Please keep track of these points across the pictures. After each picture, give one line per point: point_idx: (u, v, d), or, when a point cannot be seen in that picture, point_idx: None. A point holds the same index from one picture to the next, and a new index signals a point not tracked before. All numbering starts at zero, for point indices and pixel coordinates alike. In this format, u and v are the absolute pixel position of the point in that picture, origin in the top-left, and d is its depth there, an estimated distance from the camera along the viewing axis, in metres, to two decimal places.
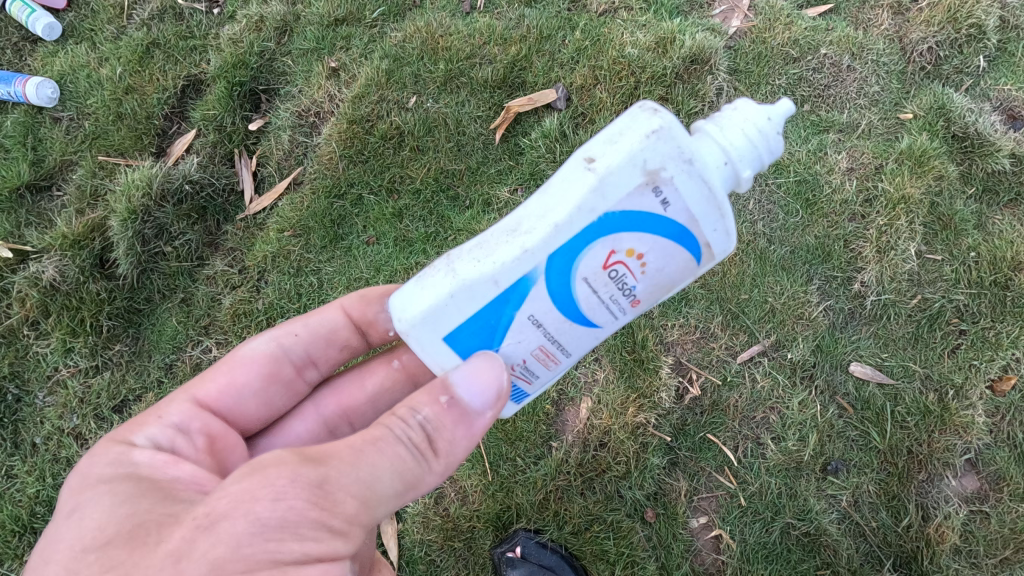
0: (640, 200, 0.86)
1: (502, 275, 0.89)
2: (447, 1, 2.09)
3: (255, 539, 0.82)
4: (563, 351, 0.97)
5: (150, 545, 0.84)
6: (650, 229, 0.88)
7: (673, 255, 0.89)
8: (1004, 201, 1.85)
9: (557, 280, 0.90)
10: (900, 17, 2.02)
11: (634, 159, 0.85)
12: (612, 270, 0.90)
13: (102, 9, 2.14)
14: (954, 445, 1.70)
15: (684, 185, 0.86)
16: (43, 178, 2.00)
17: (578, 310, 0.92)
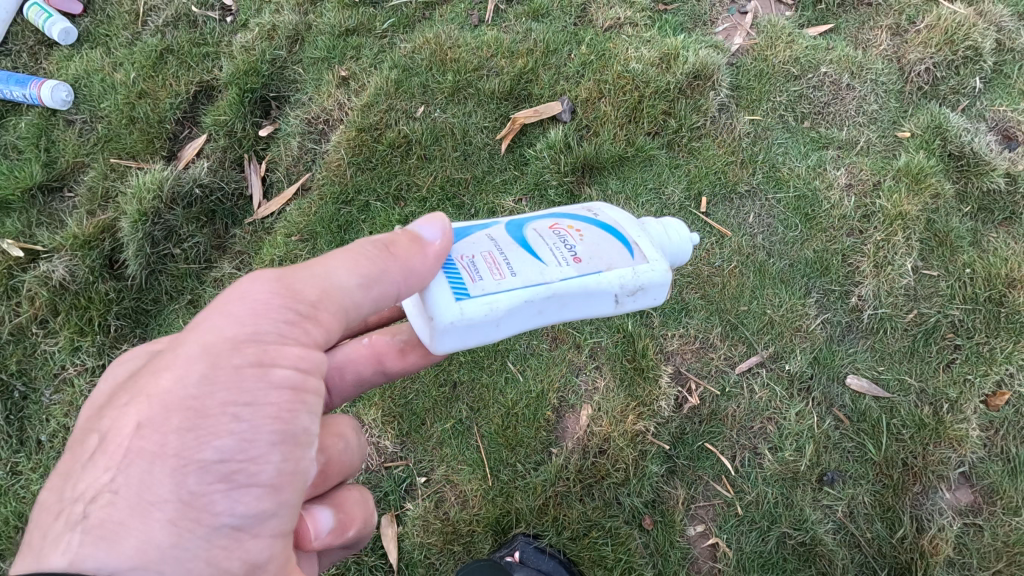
0: (584, 212, 1.24)
1: (477, 218, 1.20)
2: (457, 15, 2.14)
3: (234, 327, 0.90)
4: (511, 260, 1.08)
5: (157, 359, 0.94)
6: (589, 222, 1.20)
7: (605, 238, 1.17)
8: (999, 219, 1.89)
9: (517, 226, 1.17)
10: (898, 37, 2.07)
11: (580, 207, 1.29)
12: (558, 231, 1.16)
13: (117, 16, 2.18)
14: (948, 458, 1.73)
15: (611, 212, 1.25)
16: (55, 179, 2.03)
17: (527, 242, 1.13)
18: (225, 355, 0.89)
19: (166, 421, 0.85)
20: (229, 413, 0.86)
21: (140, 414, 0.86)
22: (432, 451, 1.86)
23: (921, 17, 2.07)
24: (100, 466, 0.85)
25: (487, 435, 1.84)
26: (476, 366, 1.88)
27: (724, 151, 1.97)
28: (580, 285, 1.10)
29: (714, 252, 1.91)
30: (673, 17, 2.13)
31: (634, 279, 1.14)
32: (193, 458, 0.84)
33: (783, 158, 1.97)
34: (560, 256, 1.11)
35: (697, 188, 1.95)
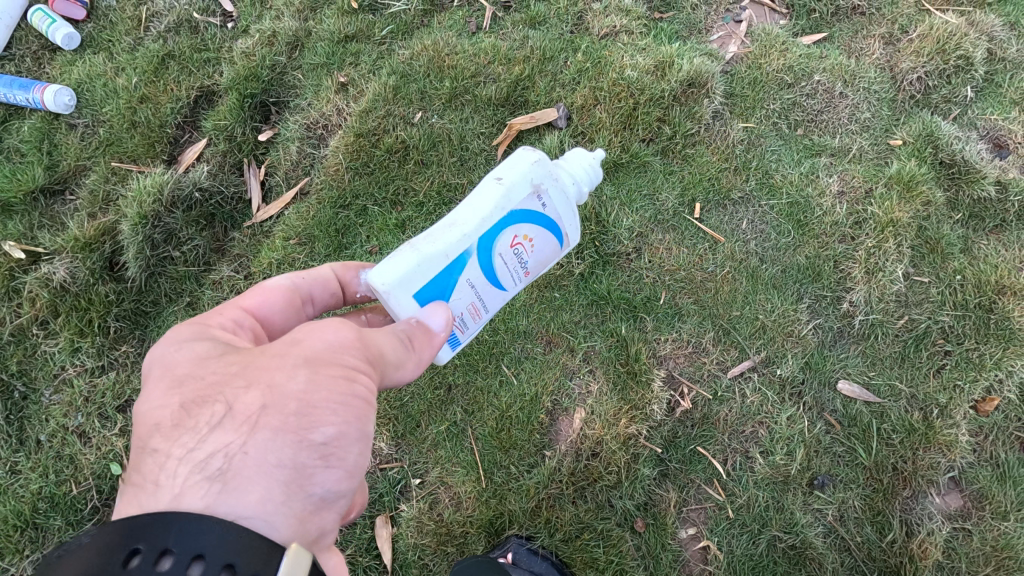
0: (531, 202, 1.24)
1: (450, 249, 1.15)
2: (454, 22, 2.17)
3: (325, 350, 0.95)
4: (485, 298, 1.25)
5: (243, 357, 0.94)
6: (536, 221, 1.26)
7: (548, 236, 1.29)
8: (989, 227, 1.90)
9: (485, 255, 1.20)
10: (891, 46, 2.09)
11: (526, 177, 1.23)
12: (516, 248, 1.24)
13: (120, 21, 2.21)
14: (938, 463, 1.74)
15: (554, 194, 1.27)
16: (57, 183, 2.06)
17: (494, 272, 1.23)
18: (327, 360, 0.94)
19: (285, 402, 0.88)
20: (336, 405, 0.91)
21: (257, 395, 0.89)
22: (427, 453, 1.88)
23: (913, 27, 2.10)
24: (218, 428, 0.86)
25: (481, 438, 1.86)
26: (471, 369, 1.90)
27: (718, 158, 1.99)
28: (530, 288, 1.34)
29: (708, 257, 1.93)
30: (669, 25, 2.16)
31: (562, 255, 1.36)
32: (304, 437, 0.88)
33: (776, 165, 1.99)
34: (517, 273, 1.27)
35: (691, 194, 1.98)
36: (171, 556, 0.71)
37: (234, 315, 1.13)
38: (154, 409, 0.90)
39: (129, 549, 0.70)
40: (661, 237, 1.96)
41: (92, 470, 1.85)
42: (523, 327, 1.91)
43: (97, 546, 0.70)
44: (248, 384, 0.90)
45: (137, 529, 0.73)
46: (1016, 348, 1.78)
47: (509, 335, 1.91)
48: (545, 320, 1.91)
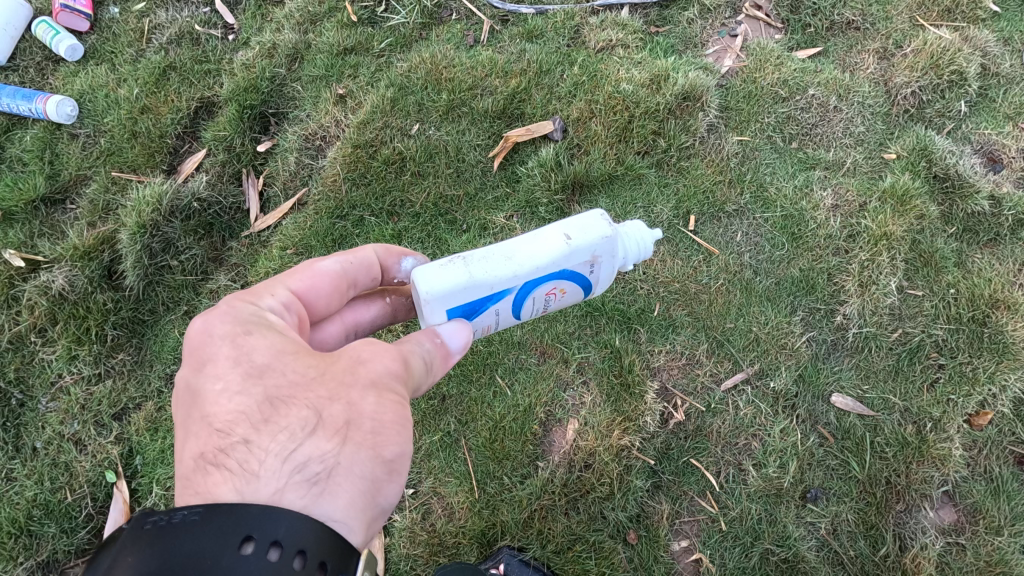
0: (582, 264, 1.24)
1: (496, 284, 1.16)
2: (452, 35, 2.20)
3: (389, 371, 0.97)
4: (501, 326, 1.28)
5: (313, 366, 0.95)
6: (577, 281, 1.26)
7: (580, 294, 1.30)
8: (984, 240, 1.91)
9: (521, 296, 1.22)
10: (885, 61, 2.11)
11: (590, 247, 1.22)
12: (549, 296, 1.25)
13: (123, 34, 2.24)
14: (931, 477, 1.74)
15: (604, 267, 1.27)
16: (58, 192, 2.08)
17: (520, 309, 1.25)
18: (390, 384, 0.96)
19: (356, 419, 0.91)
20: (398, 425, 0.94)
21: (339, 409, 0.91)
22: (420, 463, 1.88)
23: (907, 42, 2.11)
24: (307, 433, 0.88)
25: (474, 448, 1.87)
26: (465, 380, 1.91)
27: (712, 171, 2.01)
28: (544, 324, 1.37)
29: (702, 269, 1.94)
30: (665, 39, 2.19)
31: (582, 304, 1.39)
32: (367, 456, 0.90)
33: (771, 178, 2.00)
34: (536, 314, 1.30)
35: (685, 207, 1.99)
36: (279, 550, 0.72)
37: (284, 297, 1.12)
38: (228, 400, 0.91)
39: (241, 535, 0.71)
40: (655, 249, 1.97)
41: (87, 478, 1.86)
42: (517, 338, 1.93)
43: (214, 528, 0.70)
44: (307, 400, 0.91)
45: (248, 517, 0.73)
46: (1009, 361, 1.78)
47: (504, 346, 1.92)
48: (539, 331, 1.93)
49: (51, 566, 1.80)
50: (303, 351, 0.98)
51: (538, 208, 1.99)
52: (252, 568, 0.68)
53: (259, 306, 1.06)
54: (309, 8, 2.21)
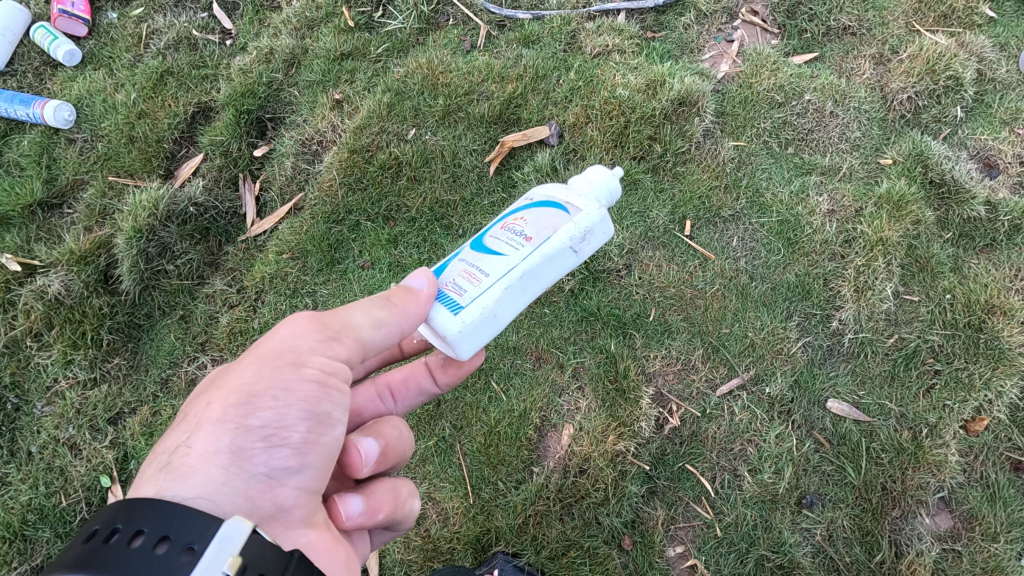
0: (523, 201, 1.36)
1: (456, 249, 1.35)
2: (449, 40, 2.20)
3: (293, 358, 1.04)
4: (480, 269, 1.22)
5: (231, 376, 1.04)
6: (533, 206, 1.32)
7: (546, 213, 1.30)
8: (980, 246, 1.91)
9: (478, 241, 1.31)
10: (881, 67, 2.11)
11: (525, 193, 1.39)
12: (508, 227, 1.29)
13: (121, 39, 2.25)
14: (927, 483, 1.74)
15: (546, 188, 1.36)
16: (55, 196, 2.09)
17: (486, 246, 1.27)
18: (288, 368, 1.02)
19: (258, 383, 1.00)
20: (300, 379, 1.02)
21: (243, 406, 0.98)
22: (415, 468, 1.88)
23: (903, 47, 2.11)
24: (213, 431, 0.96)
25: (469, 453, 1.87)
26: (460, 385, 1.90)
27: (708, 176, 2.01)
28: (540, 263, 1.25)
29: (697, 275, 1.94)
30: (661, 44, 2.19)
31: (579, 243, 1.28)
32: (262, 415, 0.98)
33: (767, 184, 2.01)
34: (511, 241, 1.25)
35: (681, 212, 1.99)
36: (169, 543, 0.71)
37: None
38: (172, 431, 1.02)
39: (132, 529, 0.72)
40: (651, 254, 1.97)
41: (82, 483, 1.86)
42: (512, 342, 1.92)
43: (109, 529, 0.72)
44: (219, 386, 1.03)
45: (143, 515, 0.74)
46: (1005, 367, 1.77)
47: (499, 351, 1.92)
48: (535, 336, 1.92)
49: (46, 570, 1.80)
50: (228, 371, 1.07)
51: None
52: (137, 559, 0.68)
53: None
54: (306, 13, 2.22)
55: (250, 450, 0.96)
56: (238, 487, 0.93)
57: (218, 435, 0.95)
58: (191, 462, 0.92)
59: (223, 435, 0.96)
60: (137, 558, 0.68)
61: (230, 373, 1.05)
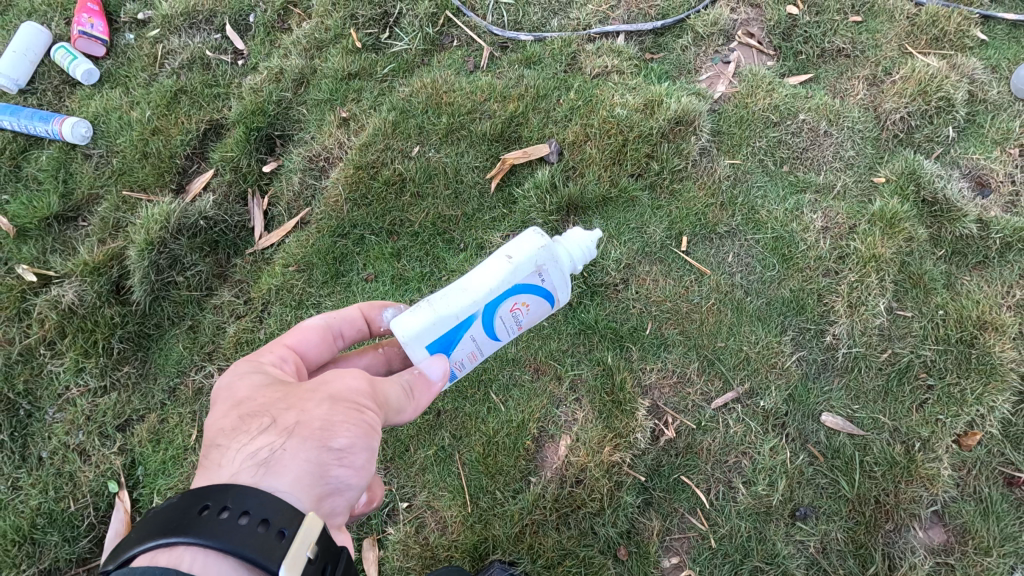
0: (532, 277, 1.35)
1: (461, 313, 1.30)
2: (453, 61, 2.28)
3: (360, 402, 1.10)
4: (481, 350, 1.38)
5: (302, 399, 1.07)
6: (538, 292, 1.37)
7: (545, 307, 1.40)
8: (972, 263, 1.95)
9: (488, 319, 1.34)
10: (875, 87, 2.16)
11: (531, 259, 1.34)
12: (515, 313, 1.36)
13: (137, 59, 2.34)
14: (921, 496, 1.76)
15: (552, 270, 1.37)
16: (71, 210, 2.16)
17: (493, 330, 1.36)
18: (356, 408, 1.08)
19: (336, 416, 1.05)
20: (364, 421, 1.08)
21: (318, 429, 1.03)
22: (415, 478, 1.92)
23: (896, 69, 2.17)
24: (292, 448, 1.00)
25: (468, 463, 1.90)
26: (460, 396, 1.94)
27: (705, 193, 2.05)
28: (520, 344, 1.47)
29: (693, 289, 1.98)
30: (659, 65, 2.25)
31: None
32: (339, 441, 1.04)
33: (762, 201, 2.05)
34: (511, 334, 1.40)
35: (678, 228, 2.03)
36: (267, 526, 0.86)
37: (282, 354, 1.30)
38: (232, 436, 1.03)
39: (239, 510, 0.86)
40: (648, 269, 2.01)
41: (90, 488, 1.90)
42: (511, 354, 1.96)
43: (218, 505, 0.85)
44: (295, 406, 1.06)
45: (246, 497, 0.88)
46: (996, 383, 1.80)
47: (499, 363, 1.96)
48: (533, 348, 1.96)
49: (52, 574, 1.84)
50: (288, 395, 1.09)
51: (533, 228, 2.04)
52: (244, 535, 0.84)
53: (262, 362, 1.22)
54: (316, 34, 2.30)
55: (327, 465, 1.03)
56: (314, 493, 1.00)
57: (303, 448, 1.01)
58: (283, 467, 0.98)
59: (308, 449, 1.01)
60: (243, 535, 0.83)
61: (298, 397, 1.08)
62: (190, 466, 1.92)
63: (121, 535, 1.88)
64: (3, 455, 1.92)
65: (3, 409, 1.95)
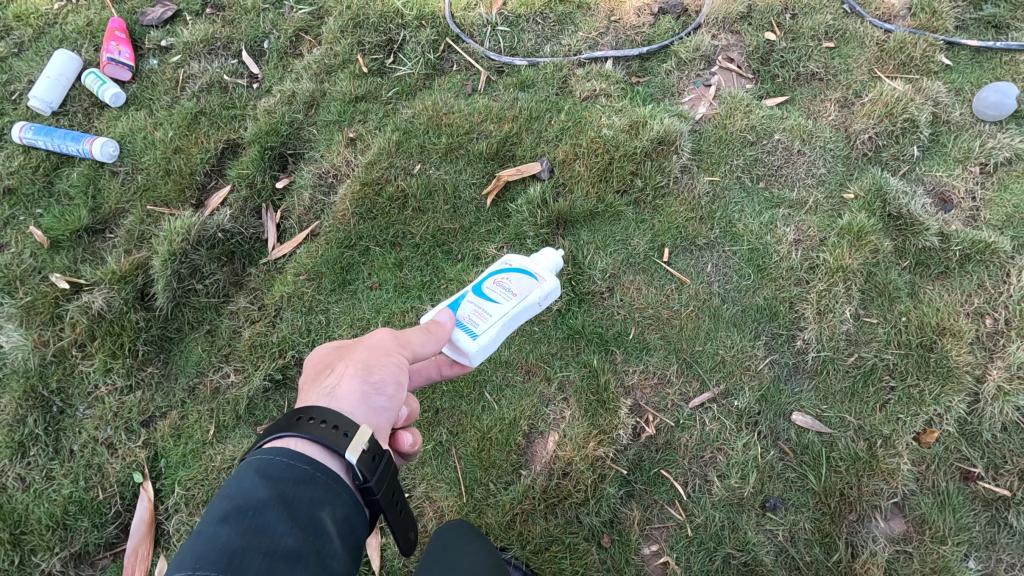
0: (505, 264, 1.79)
1: (462, 292, 1.72)
2: (453, 84, 2.45)
3: (389, 349, 1.35)
4: (484, 310, 1.65)
5: (349, 354, 1.34)
6: (513, 270, 1.76)
7: (523, 279, 1.74)
8: (934, 273, 2.09)
9: (479, 289, 1.71)
10: (846, 109, 2.32)
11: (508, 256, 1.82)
12: (499, 283, 1.71)
13: (160, 83, 2.53)
14: (881, 489, 1.90)
15: (517, 257, 1.80)
16: (99, 222, 2.33)
17: (484, 295, 1.68)
18: (387, 353, 1.34)
19: (373, 359, 1.31)
20: (393, 361, 1.33)
21: (361, 369, 1.28)
22: (415, 470, 2.07)
23: (866, 91, 2.32)
24: (345, 382, 1.25)
25: (464, 457, 2.06)
26: (457, 396, 2.10)
27: (686, 208, 2.21)
28: (519, 312, 1.70)
29: (673, 297, 2.14)
30: (645, 88, 2.41)
31: (543, 300, 1.74)
32: (377, 375, 1.29)
33: (738, 215, 2.21)
34: (502, 298, 1.68)
35: (660, 240, 2.19)
36: (337, 428, 1.11)
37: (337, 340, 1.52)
38: (307, 386, 1.29)
39: (319, 419, 1.12)
40: (632, 278, 2.17)
41: (117, 478, 2.06)
42: (504, 357, 2.12)
43: (306, 415, 1.13)
44: (345, 359, 1.32)
45: (323, 410, 1.14)
46: (953, 385, 1.95)
47: (492, 364, 2.12)
48: (525, 351, 2.12)
49: (83, 557, 2.01)
50: (340, 354, 1.35)
51: (525, 240, 2.20)
52: (324, 434, 1.10)
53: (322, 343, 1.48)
54: (325, 60, 2.48)
55: (370, 393, 1.26)
56: (364, 412, 1.23)
57: (351, 380, 1.26)
58: (342, 393, 1.23)
59: (357, 381, 1.26)
60: (323, 434, 1.10)
61: (346, 353, 1.35)
62: (208, 459, 2.09)
63: (145, 522, 2.04)
64: (37, 448, 2.08)
65: (38, 405, 2.11)
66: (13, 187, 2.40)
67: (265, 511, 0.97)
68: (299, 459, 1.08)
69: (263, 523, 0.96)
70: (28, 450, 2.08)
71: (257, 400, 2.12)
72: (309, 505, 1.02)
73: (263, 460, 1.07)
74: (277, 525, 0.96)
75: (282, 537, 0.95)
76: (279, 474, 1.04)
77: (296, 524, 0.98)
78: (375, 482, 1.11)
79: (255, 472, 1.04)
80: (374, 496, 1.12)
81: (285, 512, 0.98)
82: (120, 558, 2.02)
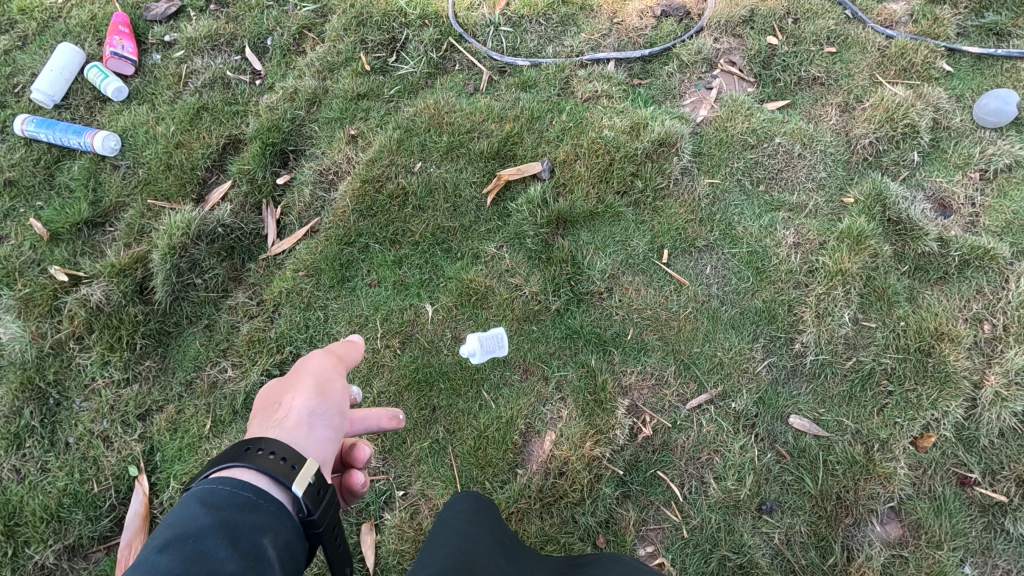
0: None
1: None
2: (455, 84, 2.46)
3: (327, 376, 1.42)
4: None
5: (294, 386, 1.37)
6: None
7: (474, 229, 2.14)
8: (933, 278, 2.09)
9: None
10: (847, 113, 2.32)
11: None
12: None
13: (163, 78, 2.53)
14: (877, 493, 1.91)
15: None
16: (100, 216, 2.34)
17: None
18: (328, 381, 1.40)
19: (317, 389, 1.35)
20: (334, 389, 1.38)
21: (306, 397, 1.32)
22: (410, 468, 2.06)
23: (867, 96, 2.32)
24: (292, 413, 1.27)
25: (459, 455, 2.06)
26: (454, 394, 2.10)
27: (684, 210, 2.22)
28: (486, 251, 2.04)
29: (672, 298, 2.14)
30: (646, 90, 2.42)
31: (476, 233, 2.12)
32: (324, 404, 1.32)
33: (738, 218, 2.21)
34: None
35: (659, 242, 2.19)
36: (285, 458, 1.12)
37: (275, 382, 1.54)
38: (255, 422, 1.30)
39: (268, 450, 1.12)
40: (630, 279, 2.17)
41: (112, 472, 2.06)
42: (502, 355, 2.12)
43: (255, 446, 1.13)
44: (291, 391, 1.35)
45: (272, 442, 1.14)
46: (950, 389, 1.95)
47: (490, 363, 2.11)
48: (523, 350, 2.11)
49: (77, 550, 2.01)
50: (285, 387, 1.38)
51: (525, 240, 2.21)
52: (269, 465, 1.10)
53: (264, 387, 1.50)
54: (327, 58, 2.48)
55: (317, 423, 1.28)
56: (313, 442, 1.25)
57: (296, 413, 1.28)
58: (292, 424, 1.25)
59: (304, 411, 1.28)
60: (269, 464, 1.10)
61: (292, 386, 1.38)
62: (204, 453, 2.09)
63: (139, 516, 2.03)
64: (33, 440, 2.08)
65: (34, 397, 2.11)
66: (14, 179, 2.40)
67: (207, 537, 0.95)
68: (244, 487, 1.07)
69: (205, 549, 0.93)
70: (24, 442, 2.08)
71: (254, 396, 2.12)
72: (253, 530, 1.00)
73: (208, 488, 1.06)
74: (218, 550, 0.93)
75: (223, 562, 0.92)
76: (224, 503, 1.03)
77: (238, 550, 0.95)
78: (319, 514, 1.13)
79: (197, 502, 1.03)
80: (317, 529, 1.14)
81: (226, 538, 0.96)
82: (114, 551, 2.01)
